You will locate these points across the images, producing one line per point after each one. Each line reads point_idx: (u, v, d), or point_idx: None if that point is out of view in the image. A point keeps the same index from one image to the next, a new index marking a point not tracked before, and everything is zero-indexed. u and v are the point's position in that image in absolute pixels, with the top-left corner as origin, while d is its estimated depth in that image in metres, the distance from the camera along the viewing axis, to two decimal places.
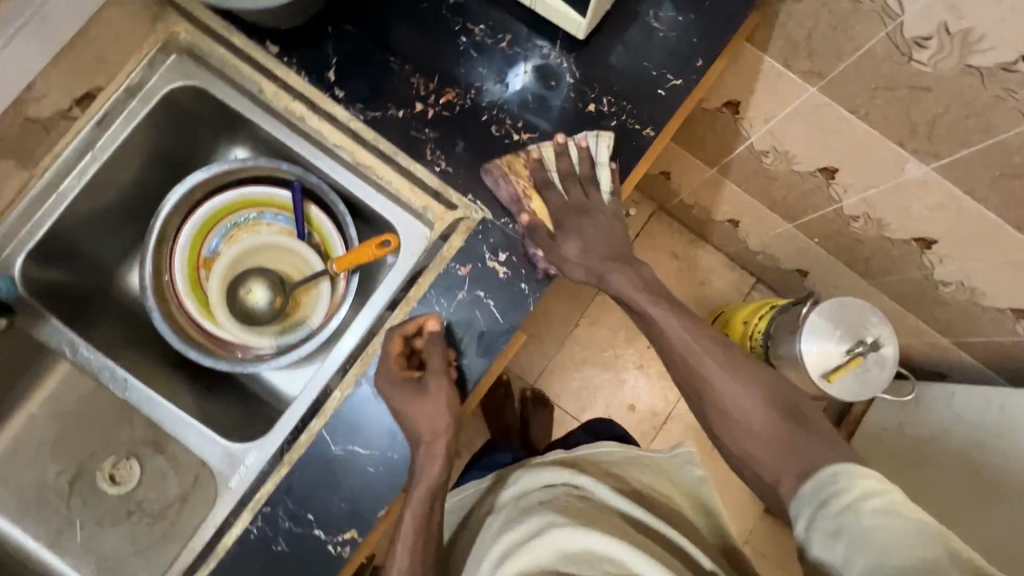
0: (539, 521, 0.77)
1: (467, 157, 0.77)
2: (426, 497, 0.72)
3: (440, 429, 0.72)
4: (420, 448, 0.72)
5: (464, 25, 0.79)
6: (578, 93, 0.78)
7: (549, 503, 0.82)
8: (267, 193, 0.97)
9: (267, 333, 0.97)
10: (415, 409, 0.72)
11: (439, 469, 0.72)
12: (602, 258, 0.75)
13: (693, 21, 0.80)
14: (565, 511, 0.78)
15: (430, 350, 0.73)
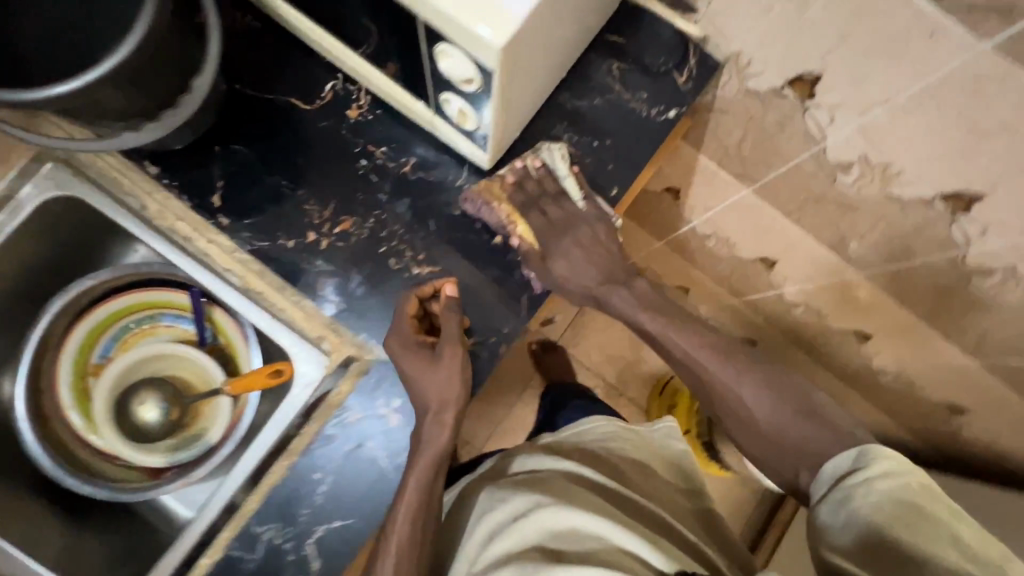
0: (521, 497, 0.67)
1: (362, 292, 0.72)
2: (430, 465, 0.65)
3: (449, 397, 0.66)
4: (428, 418, 0.66)
5: (365, 146, 0.74)
6: (486, 222, 0.74)
7: (535, 479, 0.71)
8: (165, 295, 0.90)
9: (161, 448, 0.89)
10: (425, 379, 0.65)
11: (444, 441, 0.65)
12: (599, 284, 0.73)
13: (608, 146, 0.79)
14: (551, 487, 0.67)
15: (446, 317, 0.68)
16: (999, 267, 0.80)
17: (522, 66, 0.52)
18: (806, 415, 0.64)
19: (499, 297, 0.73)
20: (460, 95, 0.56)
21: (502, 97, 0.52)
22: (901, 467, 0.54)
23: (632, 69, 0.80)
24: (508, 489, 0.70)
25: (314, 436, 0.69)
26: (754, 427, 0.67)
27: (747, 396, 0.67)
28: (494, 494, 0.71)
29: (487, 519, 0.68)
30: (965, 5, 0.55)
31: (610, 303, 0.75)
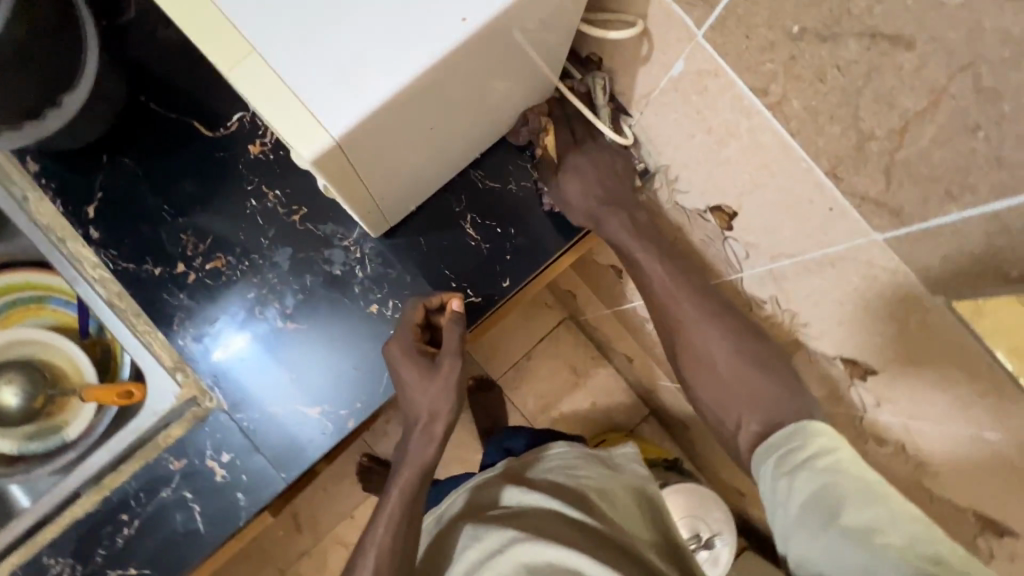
0: (497, 532, 0.72)
1: (218, 336, 0.69)
2: (415, 477, 0.71)
3: (439, 408, 0.67)
4: (418, 429, 0.69)
5: (258, 185, 0.71)
6: (365, 289, 0.71)
7: (511, 509, 0.76)
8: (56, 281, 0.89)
9: (14, 435, 0.86)
10: (422, 390, 0.66)
11: (423, 457, 0.70)
12: (600, 202, 0.72)
13: (511, 236, 0.75)
14: (527, 520, 0.73)
15: (448, 330, 0.67)
16: (890, 441, 0.76)
17: (373, 170, 0.49)
18: (751, 361, 0.70)
19: (359, 368, 0.70)
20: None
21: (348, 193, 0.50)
22: (831, 441, 0.59)
23: None
24: (483, 523, 0.75)
25: (129, 475, 0.66)
26: (716, 377, 0.71)
27: (713, 352, 0.71)
28: (467, 529, 0.75)
29: (466, 553, 0.73)
30: (858, 193, 0.52)
31: (603, 226, 0.74)
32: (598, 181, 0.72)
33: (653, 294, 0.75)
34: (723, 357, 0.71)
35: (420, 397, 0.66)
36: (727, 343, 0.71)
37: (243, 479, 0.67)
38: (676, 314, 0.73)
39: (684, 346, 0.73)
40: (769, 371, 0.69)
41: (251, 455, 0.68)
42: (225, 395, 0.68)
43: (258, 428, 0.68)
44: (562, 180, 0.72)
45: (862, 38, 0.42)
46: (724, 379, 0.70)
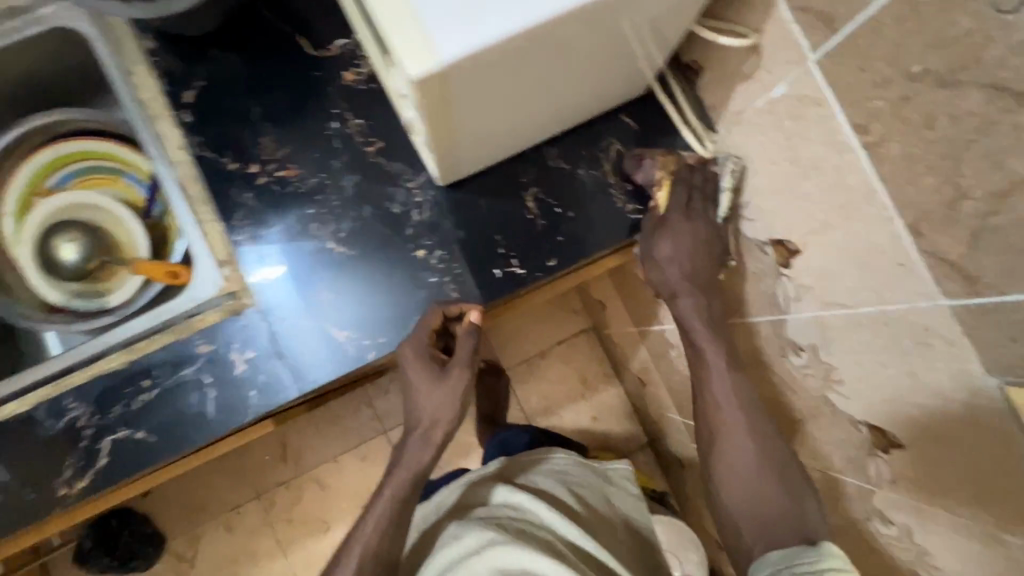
0: (475, 534, 0.80)
1: (271, 242, 0.71)
2: (402, 485, 0.77)
3: (443, 416, 0.73)
4: (416, 434, 0.75)
5: (343, 111, 0.73)
6: (416, 234, 0.73)
7: (496, 515, 0.84)
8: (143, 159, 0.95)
9: (64, 288, 0.92)
10: (427, 397, 0.71)
11: (417, 462, 0.76)
12: (681, 279, 0.73)
13: (569, 218, 0.75)
14: (506, 526, 0.81)
15: (463, 342, 0.70)
16: (897, 523, 0.73)
17: (462, 112, 0.51)
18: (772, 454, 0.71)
19: (391, 306, 0.72)
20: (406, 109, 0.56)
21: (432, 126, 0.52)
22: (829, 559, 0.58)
23: (628, 162, 0.76)
24: (464, 523, 0.83)
25: (160, 346, 0.69)
26: (740, 480, 0.70)
27: (735, 453, 0.71)
28: (453, 526, 0.84)
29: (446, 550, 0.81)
30: (936, 254, 0.50)
31: (676, 304, 0.75)
32: (690, 251, 0.72)
33: (701, 376, 0.75)
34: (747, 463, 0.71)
35: (427, 402, 0.71)
36: (752, 448, 0.71)
37: (260, 379, 0.70)
38: (721, 422, 0.73)
39: (721, 440, 0.73)
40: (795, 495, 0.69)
41: (273, 360, 0.70)
42: (263, 298, 0.71)
43: (285, 337, 0.70)
44: (657, 237, 0.73)
45: (985, 90, 0.41)
46: (754, 487, 0.70)
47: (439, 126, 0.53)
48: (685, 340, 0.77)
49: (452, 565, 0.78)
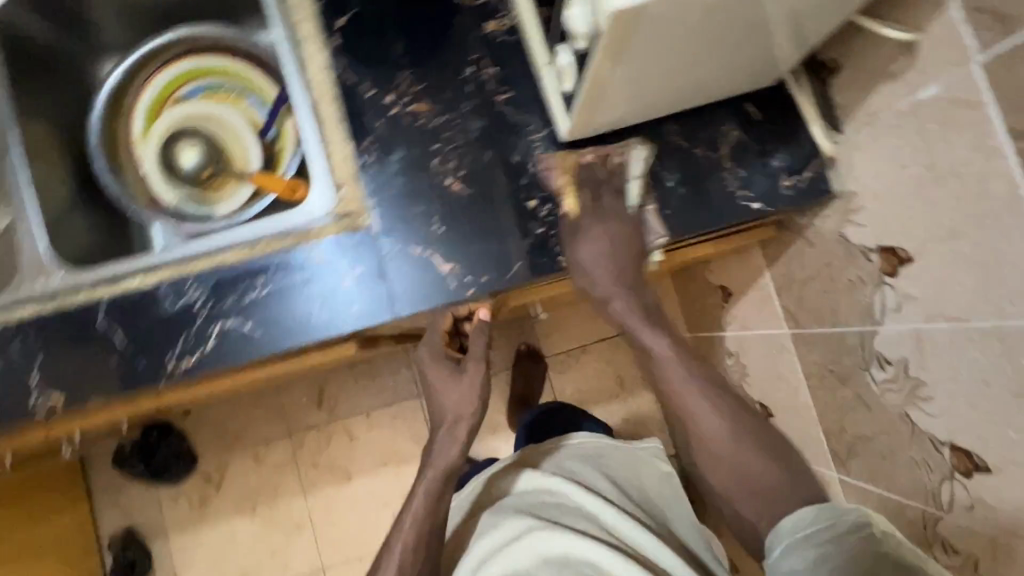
0: (513, 522, 0.90)
1: (395, 169, 0.75)
2: (440, 474, 0.87)
3: (464, 413, 0.85)
4: (442, 431, 0.86)
5: (481, 57, 0.76)
6: (531, 184, 0.75)
7: (530, 503, 0.94)
8: (270, 85, 1.00)
9: (176, 191, 0.97)
10: (448, 388, 0.85)
11: (450, 456, 0.86)
12: (610, 284, 0.73)
13: (679, 193, 0.77)
14: (540, 512, 0.91)
15: (475, 339, 0.83)
16: (962, 553, 0.71)
17: (635, 52, 0.53)
18: (740, 430, 0.73)
19: (496, 249, 0.74)
20: (568, 49, 0.59)
21: (600, 64, 0.55)
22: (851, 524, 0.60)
23: (745, 149, 0.77)
24: (500, 516, 0.93)
25: (280, 249, 0.74)
26: (719, 460, 0.73)
27: (707, 426, 0.74)
28: (493, 514, 0.95)
29: (486, 539, 0.91)
30: None
31: (610, 307, 0.75)
32: (607, 248, 0.72)
33: (660, 378, 0.77)
34: (721, 432, 0.73)
35: (449, 399, 0.84)
36: (719, 419, 0.74)
37: (365, 295, 0.73)
38: (688, 418, 0.75)
39: (694, 428, 0.75)
40: (768, 451, 0.72)
41: (380, 280, 0.73)
42: (379, 220, 0.74)
43: (394, 260, 0.74)
44: (575, 245, 0.73)
45: None
46: (730, 463, 0.72)
47: (606, 66, 0.55)
48: (637, 362, 0.79)
49: (496, 551, 0.88)
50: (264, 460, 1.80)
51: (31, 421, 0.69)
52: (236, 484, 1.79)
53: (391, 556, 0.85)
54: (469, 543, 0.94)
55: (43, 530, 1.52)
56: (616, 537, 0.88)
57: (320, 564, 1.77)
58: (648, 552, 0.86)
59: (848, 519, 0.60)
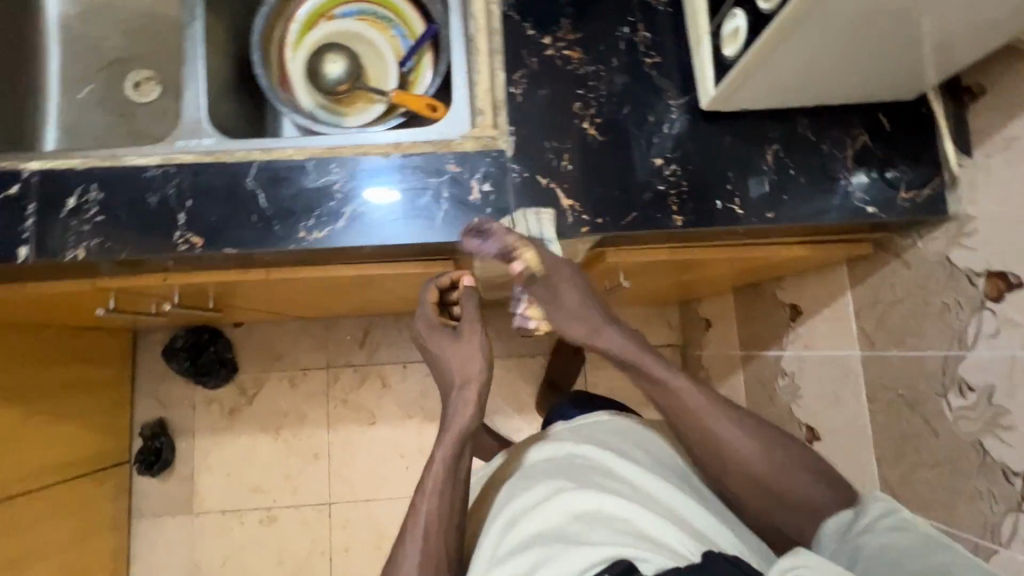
0: (544, 485, 0.83)
1: (539, 103, 0.80)
2: (457, 437, 0.79)
3: (473, 374, 0.81)
4: (454, 394, 0.81)
5: (638, 22, 0.82)
6: (661, 144, 0.79)
7: (559, 466, 0.86)
8: (419, 24, 1.06)
9: (314, 97, 1.04)
10: (452, 351, 0.82)
11: (468, 414, 0.80)
12: (603, 322, 0.77)
13: (798, 181, 0.80)
14: (571, 473, 0.83)
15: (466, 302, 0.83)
16: None
17: (827, 16, 0.57)
18: (768, 443, 0.76)
19: (616, 196, 0.79)
20: (754, 9, 0.63)
21: (792, 19, 0.58)
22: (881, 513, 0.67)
23: (870, 156, 0.80)
24: (524, 484, 0.86)
25: (420, 153, 0.79)
26: (750, 475, 0.75)
27: (737, 443, 0.76)
28: (519, 480, 0.88)
29: (511, 506, 0.83)
30: None
31: (608, 341, 0.77)
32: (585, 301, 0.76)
33: (679, 409, 0.77)
34: (746, 445, 0.76)
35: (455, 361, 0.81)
36: (747, 432, 0.77)
37: (486, 210, 0.78)
38: (716, 442, 0.76)
39: (716, 446, 0.76)
40: (778, 445, 0.77)
41: (503, 198, 0.78)
42: (514, 146, 0.79)
43: (521, 184, 0.78)
44: (553, 291, 0.75)
45: None
46: (759, 484, 0.75)
47: (795, 25, 0.59)
48: (665, 407, 0.79)
49: (523, 515, 0.80)
50: (297, 385, 1.85)
51: (170, 256, 0.76)
52: (266, 401, 1.84)
53: (415, 517, 0.78)
54: (493, 513, 0.86)
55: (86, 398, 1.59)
56: (650, 497, 0.80)
57: (326, 497, 1.80)
58: (685, 514, 0.78)
59: (873, 507, 0.67)
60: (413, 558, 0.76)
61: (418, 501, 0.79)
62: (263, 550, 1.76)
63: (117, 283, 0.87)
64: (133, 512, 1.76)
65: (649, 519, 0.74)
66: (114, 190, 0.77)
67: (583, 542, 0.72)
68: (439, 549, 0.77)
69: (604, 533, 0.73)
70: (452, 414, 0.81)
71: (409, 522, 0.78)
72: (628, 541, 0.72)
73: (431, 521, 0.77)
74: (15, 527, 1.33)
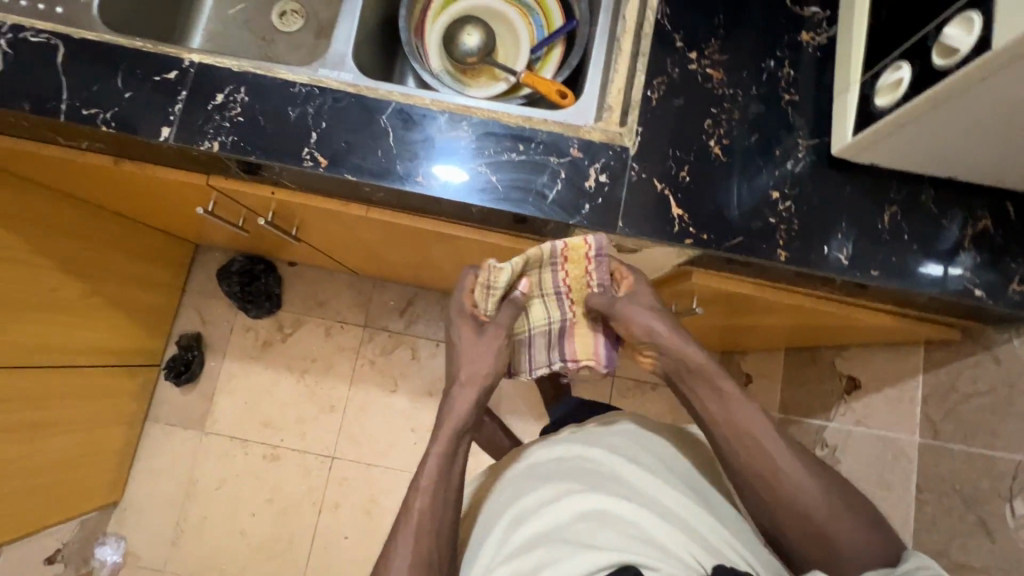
0: (553, 486, 0.83)
1: (671, 112, 0.82)
2: (453, 429, 0.77)
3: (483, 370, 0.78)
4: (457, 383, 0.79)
5: (785, 59, 0.83)
6: (780, 178, 0.80)
7: (566, 467, 0.87)
8: (558, 16, 1.07)
9: (443, 62, 1.08)
10: (471, 348, 0.79)
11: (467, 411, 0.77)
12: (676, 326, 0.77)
13: (908, 246, 0.79)
14: (580, 476, 0.84)
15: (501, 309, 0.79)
16: None
17: (1000, 87, 0.57)
18: (830, 488, 0.72)
19: (726, 217, 0.79)
20: (924, 63, 0.63)
21: (964, 81, 0.58)
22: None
23: (989, 239, 0.79)
24: (534, 482, 0.86)
25: (547, 130, 0.81)
26: (807, 519, 0.70)
27: (798, 481, 0.71)
28: (524, 477, 0.88)
29: (520, 501, 0.84)
30: None
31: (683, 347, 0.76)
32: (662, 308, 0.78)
33: (742, 432, 0.74)
34: (808, 487, 0.71)
35: (470, 358, 0.79)
36: (810, 474, 0.72)
37: (597, 200, 0.79)
38: (775, 477, 0.72)
39: (775, 482, 0.72)
40: (841, 491, 0.72)
41: (616, 192, 0.80)
42: (639, 145, 0.81)
43: (636, 182, 0.80)
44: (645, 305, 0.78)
45: None
46: (812, 531, 0.70)
47: (965, 88, 0.59)
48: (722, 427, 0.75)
49: (533, 512, 0.81)
50: (332, 336, 1.84)
51: (294, 169, 0.80)
52: (298, 344, 1.83)
53: (411, 512, 0.74)
54: (496, 509, 0.85)
55: (142, 295, 1.65)
56: (658, 504, 0.81)
57: (331, 452, 1.78)
58: (697, 528, 0.79)
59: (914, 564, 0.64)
60: (406, 557, 0.72)
61: (413, 496, 0.75)
62: (260, 486, 1.76)
63: (229, 185, 0.91)
64: (149, 416, 1.79)
65: (658, 527, 0.77)
66: (258, 95, 0.81)
67: (593, 545, 0.74)
68: (431, 544, 0.73)
69: (614, 537, 0.75)
70: (448, 409, 0.78)
71: (403, 516, 0.74)
72: (638, 547, 0.74)
73: (425, 517, 0.74)
74: (47, 396, 1.38)
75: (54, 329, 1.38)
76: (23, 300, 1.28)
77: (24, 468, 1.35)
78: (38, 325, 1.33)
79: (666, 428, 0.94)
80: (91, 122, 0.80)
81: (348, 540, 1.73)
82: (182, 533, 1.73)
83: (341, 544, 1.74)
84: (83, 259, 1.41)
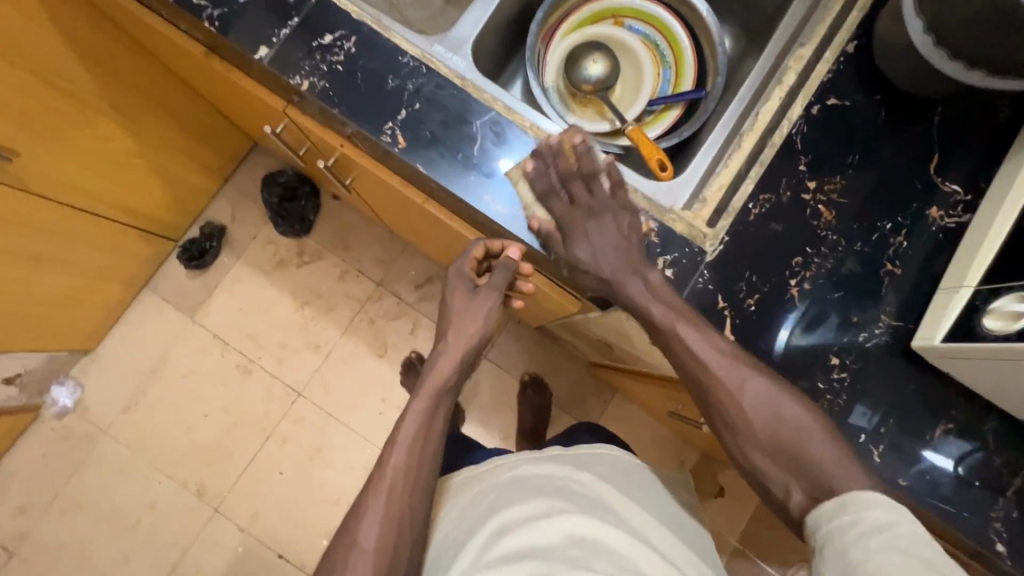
0: (540, 501, 0.82)
1: (765, 233, 0.76)
2: (435, 395, 0.79)
3: (472, 330, 0.83)
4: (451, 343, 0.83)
5: (904, 226, 0.76)
6: (845, 346, 0.74)
7: (555, 486, 0.85)
8: (690, 80, 1.02)
9: (557, 78, 1.02)
10: (462, 309, 0.84)
11: (450, 369, 0.81)
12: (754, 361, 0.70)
13: (950, 468, 0.73)
14: (570, 497, 0.83)
15: (501, 271, 0.81)
16: None
17: None
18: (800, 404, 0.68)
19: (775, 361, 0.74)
20: None
21: None
22: (894, 517, 0.57)
23: None
24: (517, 492, 0.84)
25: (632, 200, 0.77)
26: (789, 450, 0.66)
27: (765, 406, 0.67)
28: (507, 487, 0.85)
29: (505, 507, 0.82)
30: None
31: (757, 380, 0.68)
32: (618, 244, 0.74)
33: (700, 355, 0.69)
34: (767, 413, 0.67)
35: (461, 317, 0.84)
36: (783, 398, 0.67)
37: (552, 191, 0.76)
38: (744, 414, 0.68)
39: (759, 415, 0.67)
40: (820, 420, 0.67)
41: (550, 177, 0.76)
42: (718, 255, 0.75)
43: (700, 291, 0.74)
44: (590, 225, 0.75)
45: None
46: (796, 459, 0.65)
47: None
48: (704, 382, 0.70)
49: (521, 522, 0.79)
50: (344, 281, 1.82)
51: (370, 136, 0.77)
52: (310, 274, 1.82)
53: (384, 474, 0.74)
54: (474, 515, 0.83)
55: (188, 172, 1.65)
56: (648, 539, 0.82)
57: (299, 388, 1.77)
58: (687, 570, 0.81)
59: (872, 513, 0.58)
60: (378, 510, 0.71)
61: (389, 453, 0.75)
62: (221, 392, 1.76)
63: (305, 121, 0.88)
64: (149, 284, 1.80)
65: (649, 558, 0.78)
66: (365, 50, 0.78)
67: (586, 566, 0.73)
68: (406, 502, 0.72)
69: (607, 564, 0.74)
70: (434, 365, 0.82)
71: (378, 471, 0.74)
72: None
73: (399, 474, 0.74)
74: (66, 234, 1.39)
75: (93, 171, 1.38)
76: (72, 135, 1.27)
77: (17, 293, 1.37)
78: (77, 165, 1.32)
79: (648, 495, 0.89)
80: (196, 12, 0.78)
81: (282, 476, 1.72)
82: (135, 404, 1.75)
83: (273, 478, 1.73)
84: (143, 116, 1.41)
